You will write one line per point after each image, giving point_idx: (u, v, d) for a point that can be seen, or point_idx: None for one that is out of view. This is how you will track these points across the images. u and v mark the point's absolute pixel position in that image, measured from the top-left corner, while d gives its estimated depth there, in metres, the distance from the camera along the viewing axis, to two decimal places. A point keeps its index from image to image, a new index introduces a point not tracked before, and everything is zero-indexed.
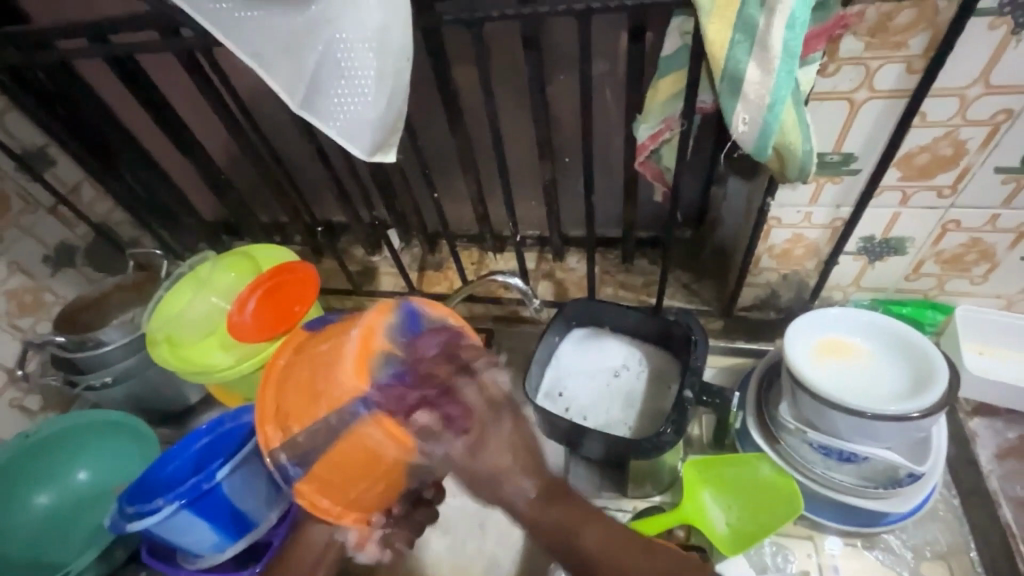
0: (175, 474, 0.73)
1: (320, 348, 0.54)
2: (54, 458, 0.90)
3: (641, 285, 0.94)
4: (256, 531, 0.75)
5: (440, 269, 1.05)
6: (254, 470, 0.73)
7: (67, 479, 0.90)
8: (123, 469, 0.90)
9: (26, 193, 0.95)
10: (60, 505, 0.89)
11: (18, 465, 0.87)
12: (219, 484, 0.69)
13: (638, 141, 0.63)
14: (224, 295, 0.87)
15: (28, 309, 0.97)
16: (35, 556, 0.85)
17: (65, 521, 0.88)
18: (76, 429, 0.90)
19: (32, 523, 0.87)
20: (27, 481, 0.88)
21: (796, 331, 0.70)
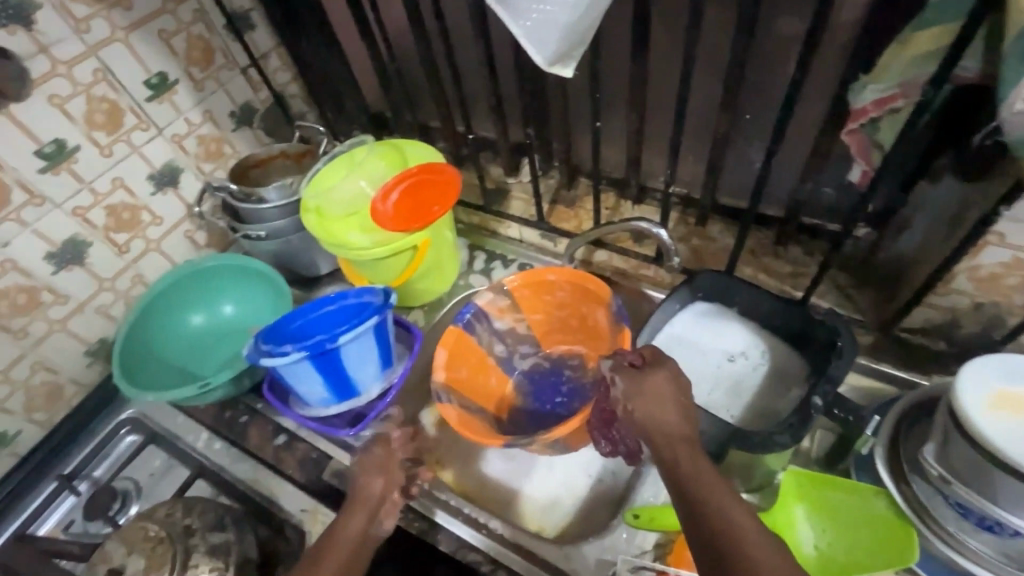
0: (303, 329, 0.81)
1: (591, 314, 0.88)
2: (210, 289, 1.04)
3: (787, 273, 0.85)
4: (359, 397, 0.83)
5: (572, 206, 1.02)
6: (368, 346, 0.79)
7: (216, 308, 1.04)
8: (260, 315, 1.03)
9: (228, 51, 1.04)
10: (209, 328, 1.03)
11: (185, 286, 1.02)
12: (338, 348, 0.75)
13: (857, 105, 0.55)
14: (371, 182, 0.92)
15: (211, 156, 1.08)
16: (185, 365, 1.00)
17: (210, 344, 1.02)
18: (231, 268, 1.03)
19: (187, 336, 1.02)
20: (188, 302, 1.03)
21: (972, 369, 0.58)
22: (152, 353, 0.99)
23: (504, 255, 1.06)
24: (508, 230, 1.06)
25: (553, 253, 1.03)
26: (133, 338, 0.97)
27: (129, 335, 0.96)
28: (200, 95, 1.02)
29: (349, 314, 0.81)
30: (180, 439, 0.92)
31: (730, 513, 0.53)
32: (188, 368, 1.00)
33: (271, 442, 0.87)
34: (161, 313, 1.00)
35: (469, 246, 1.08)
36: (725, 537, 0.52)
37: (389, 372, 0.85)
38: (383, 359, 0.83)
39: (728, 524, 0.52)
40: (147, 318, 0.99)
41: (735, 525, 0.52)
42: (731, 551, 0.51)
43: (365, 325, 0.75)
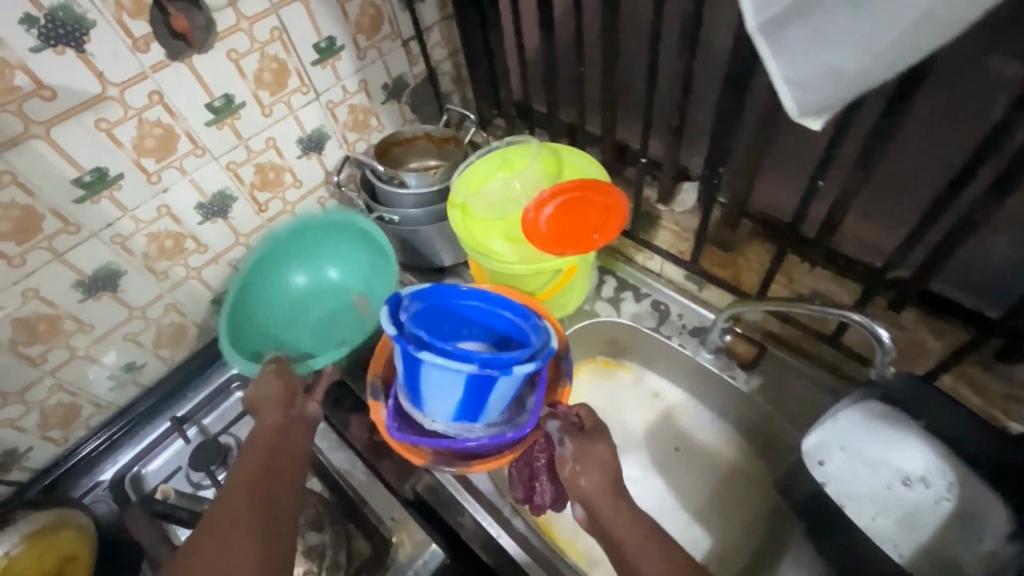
0: (453, 310, 0.70)
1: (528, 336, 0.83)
2: (313, 250, 1.03)
3: (998, 396, 0.70)
4: (425, 416, 0.69)
5: (729, 251, 0.91)
6: (451, 385, 0.61)
7: (320, 271, 1.04)
8: (365, 274, 1.03)
9: (395, 21, 0.99)
10: (312, 290, 1.04)
11: (292, 248, 1.01)
12: (417, 360, 0.60)
13: None
14: (525, 188, 0.86)
15: (358, 127, 1.05)
16: (294, 327, 1.01)
17: (314, 303, 1.04)
18: (339, 233, 1.02)
19: (290, 294, 1.03)
20: (293, 262, 1.02)
21: None
22: (260, 315, 0.99)
23: (638, 286, 0.97)
24: (648, 260, 0.97)
25: (694, 296, 0.93)
26: (242, 300, 0.96)
27: (240, 295, 0.96)
28: (361, 63, 0.99)
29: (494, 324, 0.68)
30: None
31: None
32: (286, 331, 1.01)
33: (372, 437, 0.85)
34: (269, 275, 1.00)
35: (601, 268, 1.00)
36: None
37: (462, 425, 0.68)
38: (466, 408, 0.65)
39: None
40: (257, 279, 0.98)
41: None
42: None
43: (477, 370, 0.57)
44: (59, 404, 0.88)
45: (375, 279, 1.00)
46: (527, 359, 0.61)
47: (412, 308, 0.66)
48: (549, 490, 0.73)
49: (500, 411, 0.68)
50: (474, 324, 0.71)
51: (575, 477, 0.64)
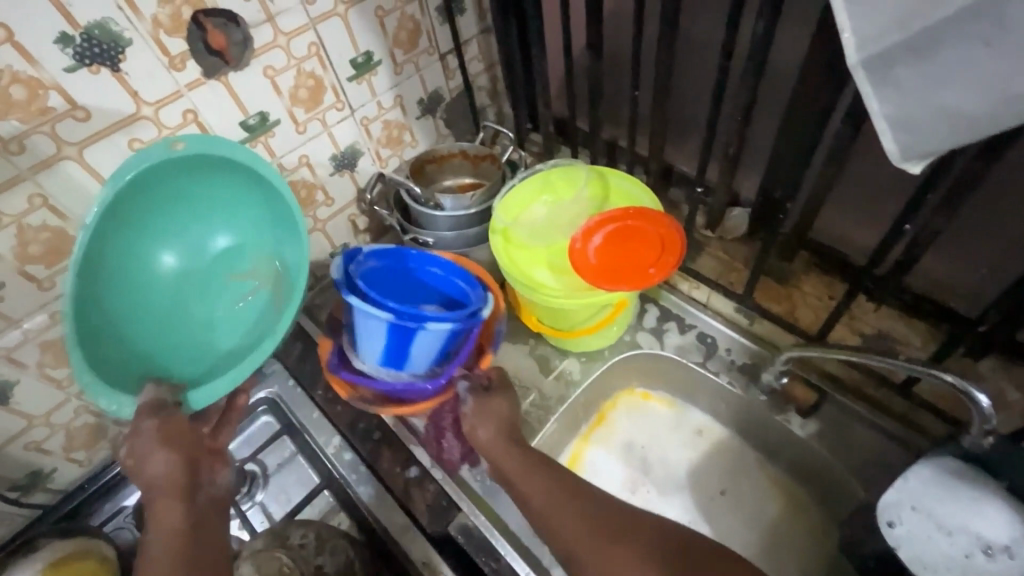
0: (410, 271, 0.75)
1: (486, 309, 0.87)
2: (188, 212, 0.72)
3: None
4: (362, 361, 0.76)
5: (783, 283, 0.85)
6: (377, 332, 0.68)
7: (201, 240, 0.74)
8: (266, 225, 0.76)
9: (433, 35, 0.96)
10: (185, 269, 0.73)
11: (152, 213, 0.69)
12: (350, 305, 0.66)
13: None
14: (569, 215, 0.82)
15: (391, 143, 1.02)
16: (194, 323, 0.74)
17: (206, 286, 0.75)
18: (250, 189, 0.74)
19: (153, 274, 0.71)
20: (145, 236, 0.70)
21: None
22: (134, 319, 0.69)
23: (681, 316, 0.91)
24: (693, 289, 0.91)
25: (745, 331, 0.86)
26: (97, 289, 0.66)
27: (88, 282, 0.65)
28: (397, 78, 0.95)
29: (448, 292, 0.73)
30: (312, 436, 0.88)
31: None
32: (143, 330, 0.70)
33: (402, 472, 0.81)
34: (101, 256, 0.66)
35: (642, 296, 0.94)
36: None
37: (393, 372, 0.75)
38: (389, 356, 0.72)
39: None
40: (101, 261, 0.66)
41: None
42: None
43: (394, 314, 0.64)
44: (84, 426, 0.86)
45: (293, 242, 0.74)
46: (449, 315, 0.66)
47: (366, 264, 0.72)
48: (456, 446, 0.81)
49: (427, 364, 0.74)
50: (429, 291, 0.76)
51: (474, 428, 0.73)
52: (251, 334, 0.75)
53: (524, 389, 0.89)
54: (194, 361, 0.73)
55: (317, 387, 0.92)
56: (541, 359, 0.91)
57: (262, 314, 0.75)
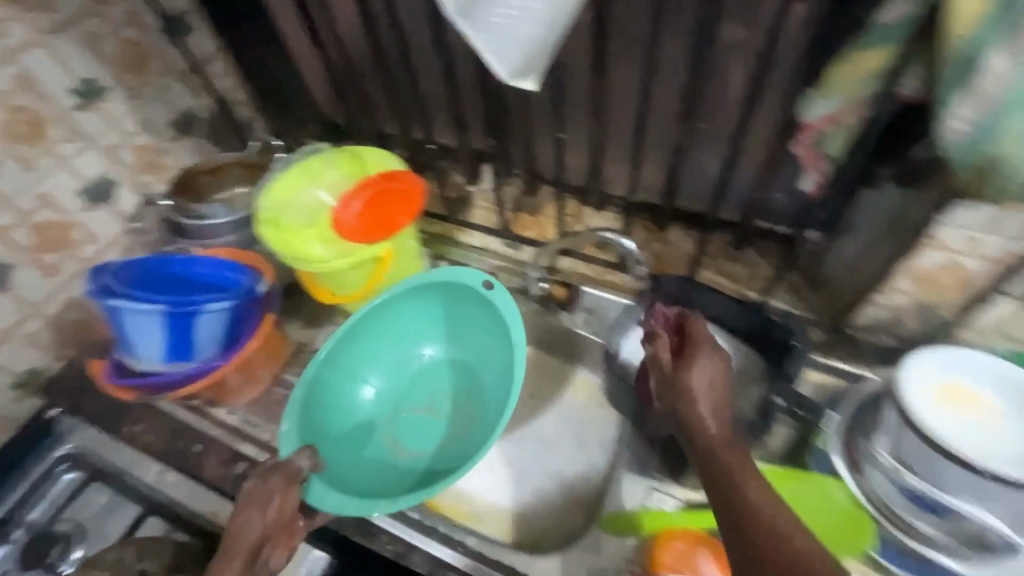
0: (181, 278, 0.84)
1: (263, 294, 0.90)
2: (398, 340, 0.91)
3: (744, 276, 0.88)
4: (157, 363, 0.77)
5: (535, 214, 1.02)
6: (149, 327, 0.74)
7: (422, 353, 0.92)
8: (477, 337, 0.89)
9: (165, 56, 0.97)
10: (385, 392, 0.90)
11: (377, 344, 0.90)
12: (118, 309, 0.73)
13: (806, 120, 0.57)
14: (331, 190, 0.87)
15: (149, 167, 1.01)
16: (385, 450, 0.85)
17: (409, 399, 0.90)
18: (448, 302, 0.89)
19: (366, 408, 0.88)
20: (375, 360, 0.90)
21: (917, 364, 0.65)
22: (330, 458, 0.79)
23: (466, 264, 1.06)
24: (472, 238, 1.07)
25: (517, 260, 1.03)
26: (314, 403, 0.83)
27: (309, 391, 0.82)
28: (136, 103, 0.95)
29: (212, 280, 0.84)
30: (128, 473, 0.85)
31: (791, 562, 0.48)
32: (395, 460, 0.84)
33: (231, 470, 0.83)
34: (350, 364, 0.88)
35: (431, 255, 1.07)
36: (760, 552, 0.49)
37: (176, 363, 0.77)
38: (174, 348, 0.76)
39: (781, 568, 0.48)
40: (332, 370, 0.85)
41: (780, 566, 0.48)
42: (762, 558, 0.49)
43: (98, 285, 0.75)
44: None
45: (493, 376, 0.85)
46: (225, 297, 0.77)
47: (124, 274, 0.79)
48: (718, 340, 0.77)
49: (207, 348, 0.78)
50: (204, 287, 0.84)
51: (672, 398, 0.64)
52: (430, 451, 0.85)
53: None
54: (362, 470, 0.81)
55: (121, 424, 0.88)
56: None
57: (454, 434, 0.86)
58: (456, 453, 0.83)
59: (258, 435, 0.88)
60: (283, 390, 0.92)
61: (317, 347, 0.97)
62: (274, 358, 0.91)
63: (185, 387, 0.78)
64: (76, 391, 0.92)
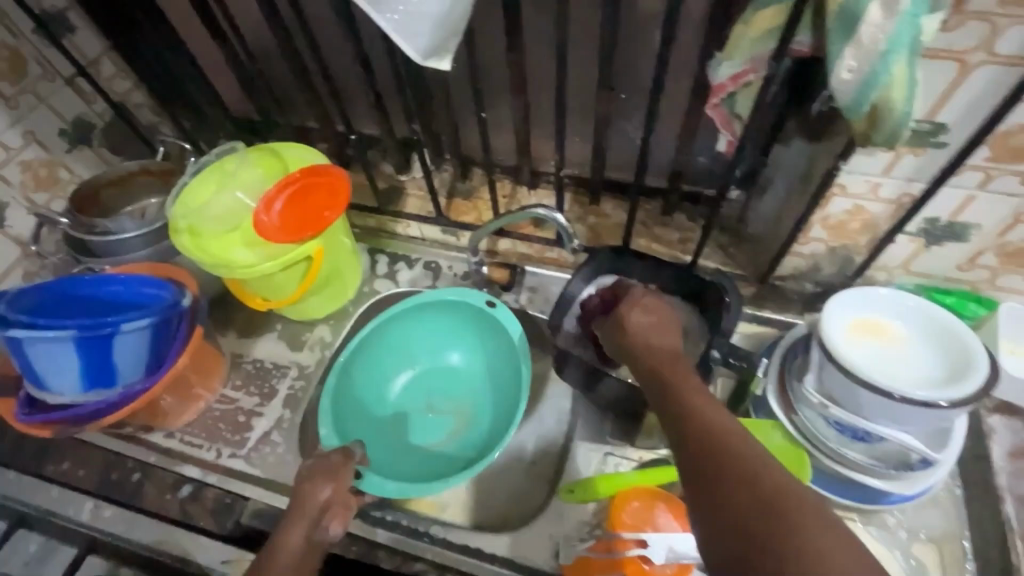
0: (91, 300, 0.78)
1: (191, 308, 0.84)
2: (422, 344, 0.92)
3: (676, 240, 0.91)
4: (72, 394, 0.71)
5: (470, 198, 1.01)
6: (57, 357, 0.68)
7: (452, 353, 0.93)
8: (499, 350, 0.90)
9: (44, 59, 0.88)
10: (415, 386, 0.92)
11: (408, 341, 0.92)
12: (19, 341, 0.66)
13: (716, 81, 0.59)
14: (251, 193, 0.85)
15: (43, 184, 0.92)
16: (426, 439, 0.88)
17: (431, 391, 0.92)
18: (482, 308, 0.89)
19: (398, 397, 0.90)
20: (397, 361, 0.92)
21: (836, 303, 0.70)
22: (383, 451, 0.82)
23: (408, 255, 1.03)
24: (408, 229, 1.03)
25: (456, 246, 1.02)
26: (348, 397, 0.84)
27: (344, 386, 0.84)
28: (16, 114, 0.86)
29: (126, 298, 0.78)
30: (58, 514, 0.79)
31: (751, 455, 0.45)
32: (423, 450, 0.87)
33: (174, 495, 0.78)
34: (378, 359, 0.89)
35: (369, 250, 1.04)
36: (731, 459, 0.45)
37: (96, 391, 0.72)
38: (92, 377, 0.71)
39: (750, 463, 0.44)
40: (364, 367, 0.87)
41: (740, 454, 0.45)
42: (732, 475, 0.44)
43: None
44: None
45: (511, 370, 0.86)
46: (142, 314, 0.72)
47: (21, 303, 0.72)
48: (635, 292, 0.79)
49: (128, 371, 0.73)
50: (119, 307, 0.78)
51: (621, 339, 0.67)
52: (455, 437, 0.88)
53: (281, 370, 0.91)
54: (403, 463, 0.85)
55: (45, 464, 0.81)
56: (293, 337, 0.95)
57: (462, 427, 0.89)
58: (481, 439, 0.86)
59: (201, 455, 0.83)
60: (224, 406, 0.88)
61: (255, 357, 0.93)
62: (214, 374, 0.87)
63: (108, 416, 0.72)
64: None
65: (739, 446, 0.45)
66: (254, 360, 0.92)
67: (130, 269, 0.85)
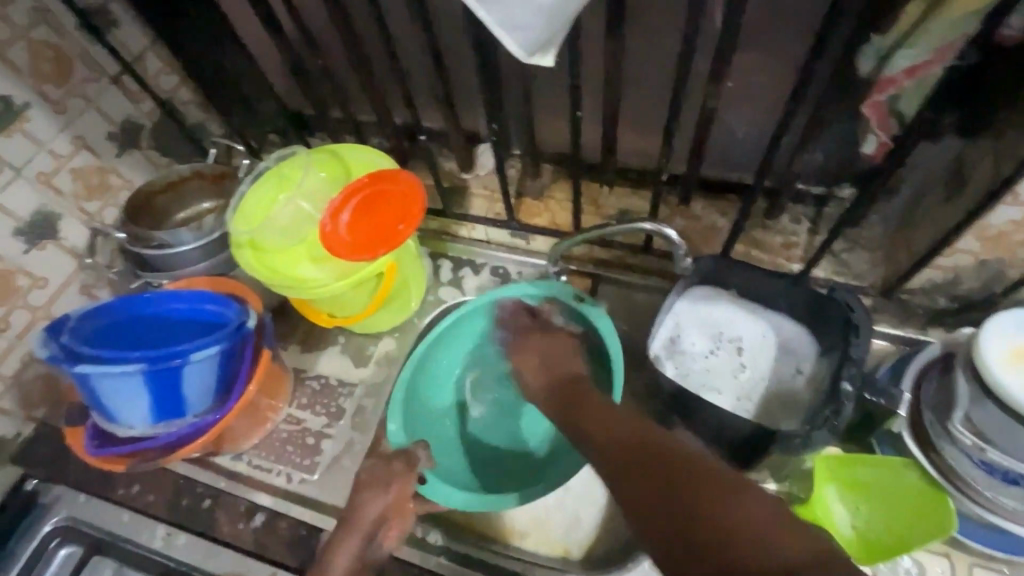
0: (154, 321, 0.73)
1: None
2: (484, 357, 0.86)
3: (779, 246, 0.81)
4: (144, 425, 0.67)
5: (541, 198, 0.92)
6: (128, 391, 0.64)
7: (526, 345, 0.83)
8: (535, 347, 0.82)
9: (89, 56, 0.81)
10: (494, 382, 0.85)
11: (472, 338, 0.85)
12: (86, 376, 0.62)
13: (885, 75, 0.51)
14: (315, 201, 0.77)
15: (95, 192, 0.87)
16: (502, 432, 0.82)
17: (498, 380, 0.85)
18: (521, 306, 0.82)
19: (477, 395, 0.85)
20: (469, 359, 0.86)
21: (993, 325, 0.61)
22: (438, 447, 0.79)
23: (472, 259, 0.95)
24: (472, 231, 0.96)
25: (525, 250, 0.94)
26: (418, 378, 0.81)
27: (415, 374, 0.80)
28: (64, 118, 0.81)
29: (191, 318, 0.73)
30: (131, 542, 0.76)
31: (732, 511, 0.41)
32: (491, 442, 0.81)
33: (248, 526, 0.75)
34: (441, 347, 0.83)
35: (430, 254, 0.96)
36: (693, 507, 0.42)
37: (168, 422, 0.67)
38: (162, 408, 0.66)
39: (720, 519, 0.40)
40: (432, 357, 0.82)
41: (703, 509, 0.42)
42: (703, 523, 0.41)
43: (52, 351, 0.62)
44: None
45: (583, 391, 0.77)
46: (210, 341, 0.66)
47: (84, 329, 0.68)
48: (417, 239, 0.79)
49: (200, 399, 0.68)
50: (182, 327, 0.73)
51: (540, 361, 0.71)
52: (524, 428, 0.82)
53: (348, 388, 0.86)
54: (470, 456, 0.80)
55: (116, 489, 0.79)
56: (357, 352, 0.89)
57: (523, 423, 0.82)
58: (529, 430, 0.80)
59: (271, 480, 0.80)
60: (292, 426, 0.84)
61: (320, 374, 0.88)
62: (279, 393, 0.83)
63: (182, 447, 0.68)
64: (59, 455, 0.82)
65: (712, 496, 0.42)
66: (319, 377, 0.87)
67: (191, 284, 0.80)
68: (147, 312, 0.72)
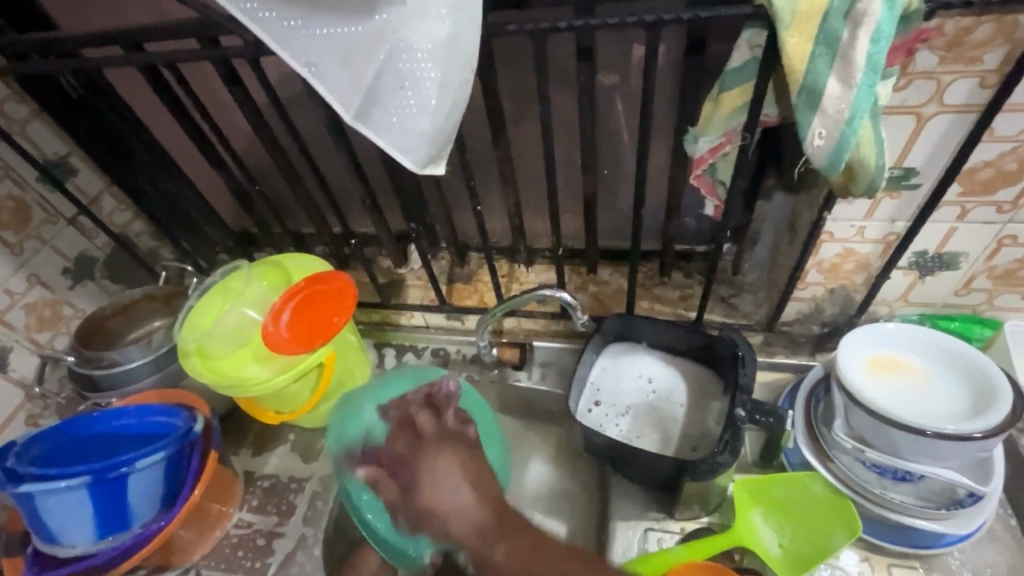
0: (100, 436, 0.76)
1: None
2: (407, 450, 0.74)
3: (677, 298, 0.92)
4: (88, 542, 0.68)
5: (469, 281, 1.03)
6: (73, 506, 0.66)
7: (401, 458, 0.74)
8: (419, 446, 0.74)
9: (47, 204, 0.91)
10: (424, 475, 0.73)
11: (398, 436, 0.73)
12: (31, 496, 0.64)
13: (695, 155, 0.62)
14: (258, 307, 0.84)
15: (46, 323, 0.92)
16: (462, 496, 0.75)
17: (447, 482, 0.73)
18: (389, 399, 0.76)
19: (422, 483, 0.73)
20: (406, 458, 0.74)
21: (850, 343, 0.71)
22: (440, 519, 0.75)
23: (414, 344, 1.03)
24: (411, 318, 1.04)
25: (461, 330, 1.03)
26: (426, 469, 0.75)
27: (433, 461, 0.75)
28: (20, 260, 0.88)
29: (137, 429, 0.76)
30: None
31: None
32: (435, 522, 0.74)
33: None
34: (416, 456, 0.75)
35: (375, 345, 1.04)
36: None
37: (114, 534, 0.69)
38: (106, 521, 0.68)
39: None
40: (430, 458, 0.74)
41: None
42: None
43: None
44: None
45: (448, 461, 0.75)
46: (156, 448, 0.69)
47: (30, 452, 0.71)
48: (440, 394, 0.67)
49: (147, 507, 0.70)
50: (130, 440, 0.77)
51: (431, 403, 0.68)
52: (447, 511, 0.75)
53: (299, 483, 0.88)
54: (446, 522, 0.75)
55: None
56: (306, 447, 0.92)
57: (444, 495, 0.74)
58: None
59: None
60: (243, 531, 0.84)
61: (271, 474, 0.89)
62: (229, 497, 0.84)
63: (127, 560, 0.69)
64: None
65: None
66: (269, 478, 0.89)
67: (139, 399, 0.84)
68: (93, 430, 0.75)
